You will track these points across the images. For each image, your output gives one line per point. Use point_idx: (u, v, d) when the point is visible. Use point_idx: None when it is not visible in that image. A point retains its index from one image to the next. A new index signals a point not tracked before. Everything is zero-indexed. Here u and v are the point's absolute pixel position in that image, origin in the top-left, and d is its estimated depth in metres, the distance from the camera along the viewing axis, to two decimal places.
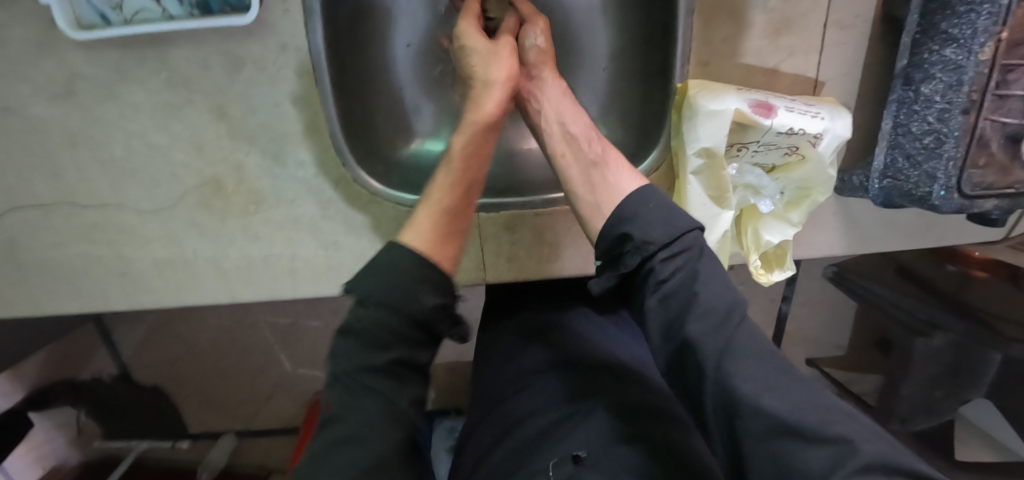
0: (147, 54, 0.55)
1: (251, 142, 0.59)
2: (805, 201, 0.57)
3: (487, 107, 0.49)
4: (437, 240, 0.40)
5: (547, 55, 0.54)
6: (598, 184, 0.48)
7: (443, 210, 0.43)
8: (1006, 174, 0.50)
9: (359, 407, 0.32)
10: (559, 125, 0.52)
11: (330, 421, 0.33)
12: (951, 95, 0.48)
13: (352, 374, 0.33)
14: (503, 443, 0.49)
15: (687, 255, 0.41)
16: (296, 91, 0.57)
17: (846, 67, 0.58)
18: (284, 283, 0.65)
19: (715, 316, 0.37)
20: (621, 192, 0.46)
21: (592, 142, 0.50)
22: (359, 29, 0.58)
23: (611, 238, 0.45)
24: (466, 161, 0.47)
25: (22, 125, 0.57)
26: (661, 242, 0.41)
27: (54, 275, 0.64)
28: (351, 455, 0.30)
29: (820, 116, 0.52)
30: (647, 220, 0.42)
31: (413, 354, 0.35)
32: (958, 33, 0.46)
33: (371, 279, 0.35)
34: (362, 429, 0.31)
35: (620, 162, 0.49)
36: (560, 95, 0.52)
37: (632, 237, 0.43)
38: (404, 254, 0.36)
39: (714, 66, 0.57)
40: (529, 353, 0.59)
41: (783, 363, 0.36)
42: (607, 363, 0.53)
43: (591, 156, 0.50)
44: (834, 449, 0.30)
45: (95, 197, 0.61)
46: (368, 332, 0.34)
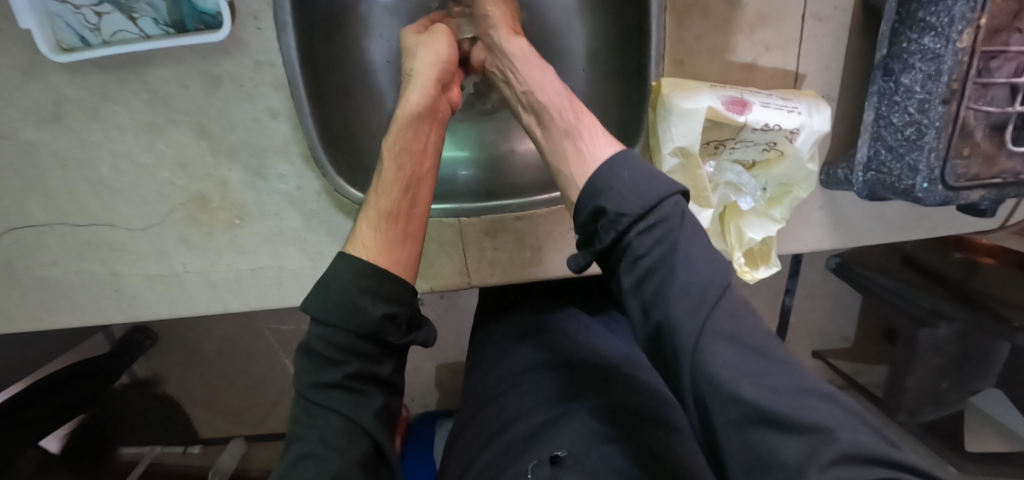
0: (128, 75, 0.56)
1: (232, 157, 0.60)
2: (787, 197, 0.57)
3: (413, 99, 0.49)
4: (381, 249, 0.42)
5: (504, 23, 0.51)
6: (573, 156, 0.44)
7: (383, 216, 0.45)
8: (992, 163, 0.48)
9: (317, 424, 0.37)
10: (527, 97, 0.49)
11: (294, 434, 0.38)
12: (930, 85, 0.47)
13: (308, 391, 0.38)
14: (489, 446, 0.50)
15: (666, 224, 0.37)
16: (275, 105, 0.58)
17: (826, 60, 0.57)
18: (272, 293, 0.66)
19: (694, 294, 0.34)
20: (594, 161, 0.42)
21: (563, 110, 0.46)
22: (333, 41, 0.58)
23: (583, 215, 0.41)
24: (400, 156, 0.47)
25: (12, 148, 0.58)
26: (638, 213, 0.37)
27: (51, 293, 0.65)
28: (312, 468, 0.35)
29: (797, 111, 0.51)
30: (621, 191, 0.38)
31: (369, 366, 0.39)
32: (936, 21, 0.45)
33: (316, 295, 0.39)
34: (318, 446, 0.36)
35: (594, 129, 0.44)
36: (523, 64, 0.49)
37: (605, 211, 0.38)
38: (347, 270, 0.39)
39: (689, 63, 0.56)
40: (519, 353, 0.58)
41: (762, 345, 0.33)
42: (591, 362, 0.53)
43: (562, 124, 0.45)
44: (807, 439, 0.29)
45: (86, 216, 0.62)
46: (325, 348, 0.38)
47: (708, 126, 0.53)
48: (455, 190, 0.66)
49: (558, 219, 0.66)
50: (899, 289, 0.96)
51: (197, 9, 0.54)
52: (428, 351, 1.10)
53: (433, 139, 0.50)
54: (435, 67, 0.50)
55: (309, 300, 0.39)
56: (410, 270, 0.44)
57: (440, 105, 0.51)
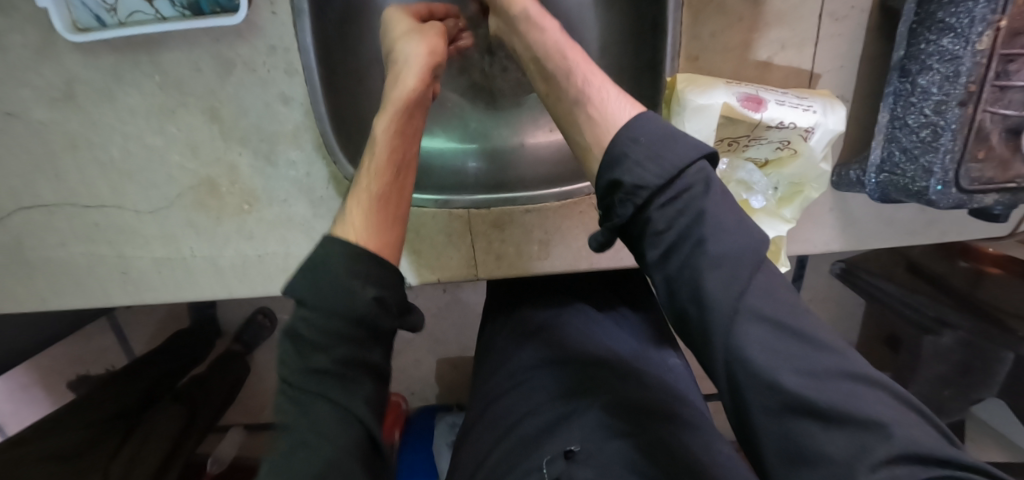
0: (141, 57, 0.56)
1: (243, 142, 0.60)
2: (798, 196, 0.57)
3: (409, 83, 0.46)
4: (373, 231, 0.40)
5: None
6: (589, 123, 0.42)
7: (375, 198, 0.42)
8: (1007, 168, 0.48)
9: (309, 414, 0.34)
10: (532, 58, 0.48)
11: (282, 427, 0.35)
12: (947, 87, 0.46)
13: (298, 379, 0.35)
14: (498, 442, 0.50)
15: (688, 194, 0.36)
16: (288, 92, 0.58)
17: (841, 60, 0.57)
18: (278, 280, 0.66)
19: (729, 267, 0.33)
20: (613, 124, 0.40)
21: (572, 72, 0.44)
22: (350, 30, 0.58)
23: (602, 188, 0.40)
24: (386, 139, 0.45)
25: (24, 128, 0.58)
26: (656, 185, 0.36)
27: (56, 273, 0.65)
28: (305, 460, 0.32)
29: (812, 109, 0.51)
30: (638, 161, 0.37)
31: (361, 353, 0.36)
32: (955, 23, 0.45)
33: (306, 279, 0.36)
34: (309, 436, 0.33)
35: (609, 89, 0.42)
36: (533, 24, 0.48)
37: (624, 184, 0.37)
38: (342, 255, 0.36)
39: (704, 60, 0.56)
40: (527, 349, 0.58)
41: (806, 329, 0.32)
42: (600, 357, 0.53)
43: (573, 90, 0.44)
44: (858, 433, 0.28)
45: (96, 197, 0.62)
46: (313, 333, 0.35)
47: (723, 122, 0.52)
48: (462, 182, 0.66)
49: (565, 214, 0.66)
50: (907, 297, 0.94)
51: None
52: (430, 345, 1.10)
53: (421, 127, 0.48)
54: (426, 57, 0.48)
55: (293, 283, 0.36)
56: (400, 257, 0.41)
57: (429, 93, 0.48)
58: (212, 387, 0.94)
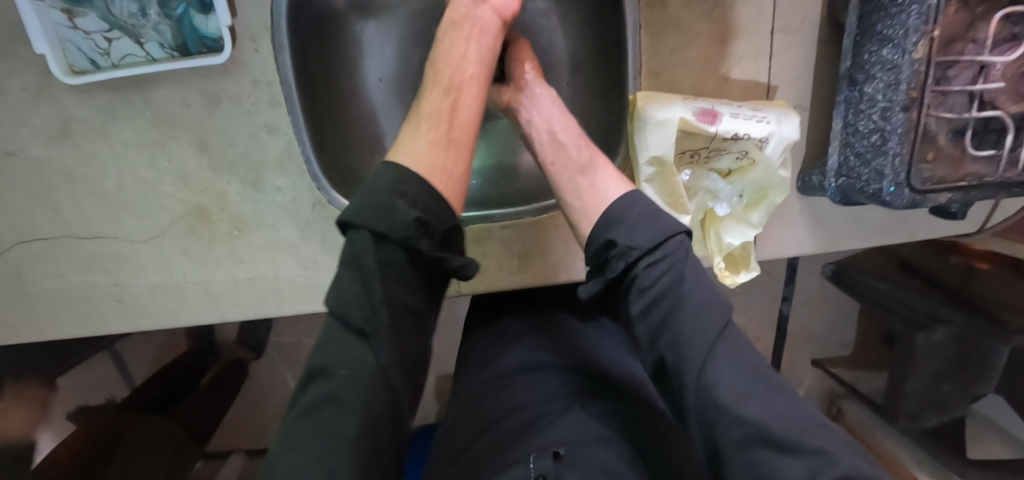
0: (133, 95, 0.60)
1: (231, 171, 0.63)
2: (764, 201, 0.58)
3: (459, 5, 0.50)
4: (423, 149, 0.40)
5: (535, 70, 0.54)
6: (586, 191, 0.47)
7: (430, 120, 0.43)
8: (958, 166, 0.51)
9: (347, 365, 0.34)
10: (548, 133, 0.50)
11: (320, 367, 0.35)
12: (891, 94, 0.49)
13: (347, 314, 0.35)
14: (480, 439, 0.49)
15: (672, 258, 0.39)
16: (272, 122, 0.61)
17: (796, 71, 0.59)
18: (269, 302, 0.68)
19: (700, 317, 0.36)
20: (608, 198, 0.45)
21: (580, 148, 0.49)
22: (329, 61, 0.62)
23: (595, 246, 0.43)
24: (448, 67, 0.46)
25: (23, 165, 0.62)
26: (647, 247, 0.39)
27: (56, 304, 0.68)
28: (335, 410, 0.33)
29: (766, 120, 0.54)
30: (631, 225, 0.41)
31: (409, 297, 0.37)
32: (892, 34, 0.48)
33: (356, 205, 0.36)
34: (347, 388, 0.33)
35: (608, 169, 0.48)
36: (545, 100, 0.52)
37: (616, 243, 0.41)
38: (386, 177, 0.37)
39: (665, 76, 0.59)
40: (517, 351, 0.59)
41: (765, 374, 0.35)
42: (586, 367, 0.54)
43: (577, 162, 0.48)
44: (810, 460, 0.30)
45: (92, 229, 0.65)
46: (370, 261, 0.35)
47: (682, 136, 0.55)
48: None
49: (545, 227, 0.69)
50: (896, 295, 0.93)
51: (200, 33, 0.58)
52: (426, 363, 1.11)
53: (476, 46, 0.48)
54: None
55: (342, 216, 0.36)
56: (445, 184, 0.40)
57: (481, 13, 0.50)
58: (207, 408, 1.02)
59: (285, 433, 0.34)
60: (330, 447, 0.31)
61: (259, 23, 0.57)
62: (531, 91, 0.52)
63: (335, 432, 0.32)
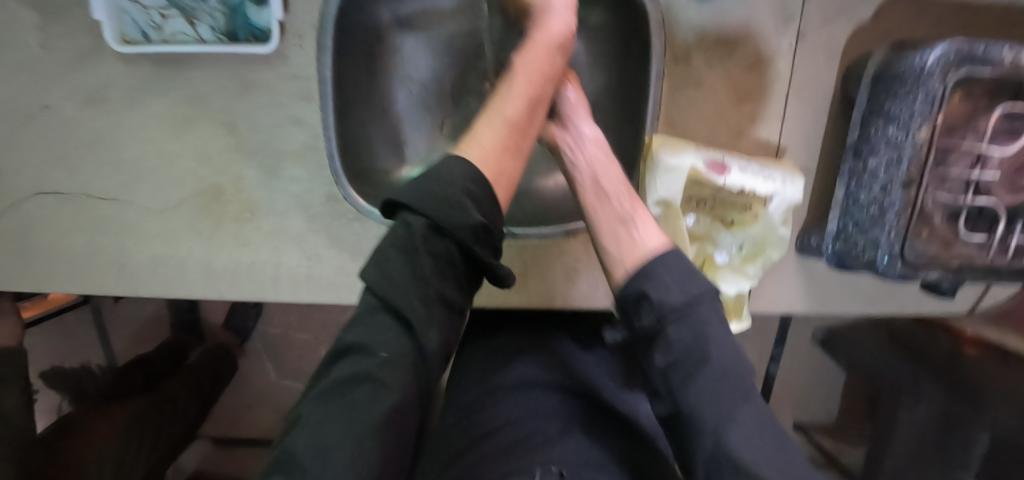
0: (174, 71, 0.62)
1: (254, 156, 0.65)
2: (760, 256, 0.60)
3: (556, 24, 0.49)
4: (496, 154, 0.42)
5: (583, 110, 0.54)
6: (624, 241, 0.45)
7: (508, 124, 0.44)
8: (948, 247, 0.53)
9: (385, 347, 0.34)
10: (591, 178, 0.51)
11: (355, 345, 0.35)
12: (892, 170, 0.51)
13: (386, 294, 0.35)
14: (469, 452, 0.48)
15: (698, 315, 0.38)
16: (301, 115, 0.63)
17: (807, 136, 0.62)
18: (266, 287, 0.69)
19: (723, 378, 0.36)
20: (646, 252, 0.43)
21: (622, 198, 0.48)
22: (366, 64, 0.64)
23: (626, 295, 0.41)
24: (534, 76, 0.47)
25: (55, 121, 0.64)
26: (677, 304, 0.38)
27: (57, 261, 0.68)
28: (369, 393, 0.32)
29: (772, 179, 0.56)
30: (666, 280, 0.39)
31: (450, 291, 0.38)
32: (898, 114, 0.50)
33: (412, 187, 0.38)
34: (381, 369, 0.33)
35: (649, 221, 0.46)
36: (592, 146, 0.52)
37: (649, 298, 0.39)
38: (458, 176, 0.38)
39: (680, 125, 0.61)
40: (518, 366, 0.57)
41: (782, 443, 0.36)
42: (586, 387, 0.56)
43: (619, 211, 0.47)
44: None
45: (108, 191, 0.66)
46: (421, 246, 0.36)
47: (691, 182, 0.57)
48: None
49: (546, 251, 0.70)
50: (883, 368, 0.96)
51: (250, 23, 0.61)
52: None
53: (560, 64, 0.49)
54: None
55: (404, 199, 0.38)
56: (505, 190, 0.43)
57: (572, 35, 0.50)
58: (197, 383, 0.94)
59: (311, 404, 0.33)
60: (360, 424, 0.31)
61: (306, 21, 0.60)
62: (580, 132, 0.53)
63: (365, 410, 0.32)
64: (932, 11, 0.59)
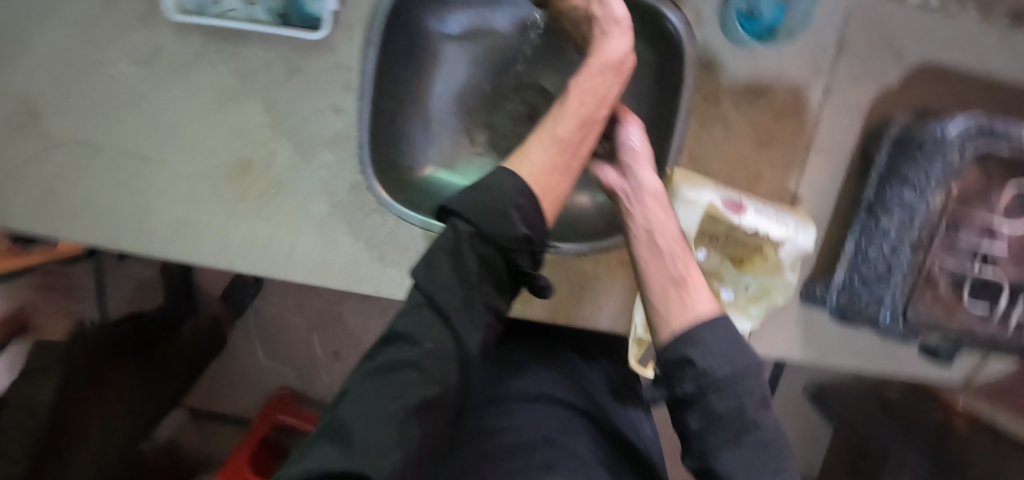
0: (224, 45, 0.64)
1: (287, 136, 0.67)
2: (765, 299, 0.61)
3: (613, 53, 0.48)
4: (544, 169, 0.42)
5: (646, 157, 0.51)
6: (672, 303, 0.40)
7: (557, 141, 0.44)
8: (950, 313, 0.54)
9: (429, 339, 0.36)
10: (646, 231, 0.45)
11: (402, 335, 0.37)
12: (903, 232, 0.52)
13: (435, 291, 0.37)
14: (472, 449, 0.49)
15: (743, 389, 0.36)
16: (338, 103, 0.66)
17: (823, 189, 0.64)
18: (278, 265, 0.69)
19: (757, 451, 0.35)
20: (693, 318, 0.38)
21: (677, 257, 0.42)
22: (408, 64, 0.67)
23: (665, 359, 0.38)
24: (588, 97, 0.46)
25: (103, 76, 0.66)
26: (722, 377, 0.35)
27: (79, 211, 0.70)
28: (410, 376, 0.35)
29: (785, 224, 0.57)
30: (712, 351, 0.36)
31: (492, 296, 0.39)
32: (914, 179, 0.52)
33: (463, 196, 0.39)
34: (425, 359, 0.35)
35: (702, 285, 0.41)
36: (651, 196, 0.47)
37: (693, 365, 0.36)
38: (510, 184, 0.39)
39: (702, 162, 0.63)
40: (528, 375, 0.60)
41: None
42: (591, 412, 0.58)
43: (672, 271, 0.42)
44: None
45: (141, 150, 0.68)
46: (468, 255, 0.37)
47: (707, 218, 0.58)
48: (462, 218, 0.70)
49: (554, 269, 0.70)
50: (871, 429, 0.98)
51: (304, 10, 0.63)
52: None
53: (614, 91, 0.49)
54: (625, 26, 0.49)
55: (454, 209, 0.39)
56: (551, 207, 0.43)
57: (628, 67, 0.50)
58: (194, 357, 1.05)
59: (360, 381, 0.36)
60: (403, 405, 0.33)
61: (357, 17, 0.63)
62: (639, 180, 0.49)
63: (409, 394, 0.34)
64: (954, 87, 0.61)
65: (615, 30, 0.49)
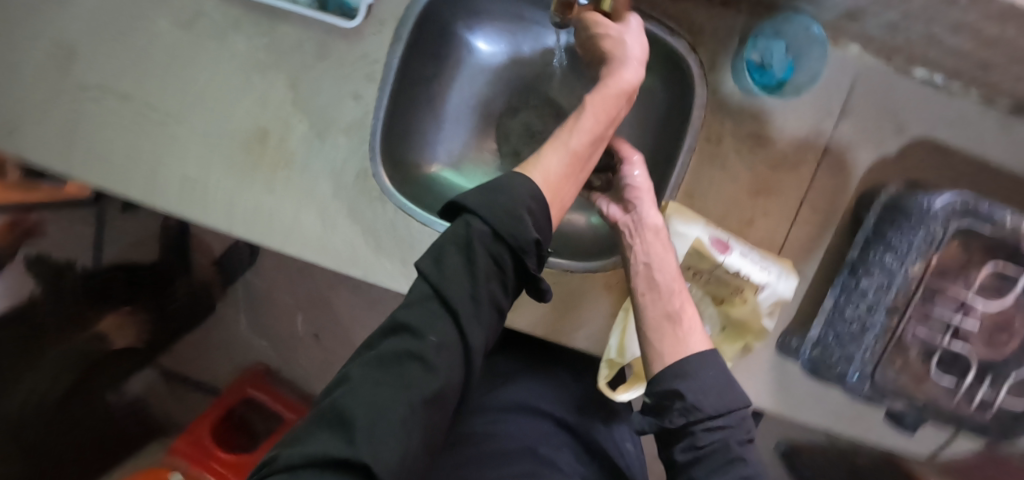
0: (262, 20, 0.68)
1: (305, 114, 0.69)
2: (740, 340, 0.63)
3: (628, 77, 0.50)
4: (557, 180, 0.47)
5: (649, 192, 0.55)
6: (668, 337, 0.49)
7: (572, 156, 0.48)
8: (918, 382, 0.57)
9: (434, 332, 0.38)
10: (645, 265, 0.51)
11: (406, 325, 0.38)
12: (880, 294, 0.55)
13: (443, 287, 0.39)
14: (469, 447, 0.60)
15: (729, 429, 0.45)
16: (358, 90, 0.68)
17: (812, 245, 0.65)
18: (275, 238, 0.69)
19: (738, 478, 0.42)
20: (686, 351, 0.48)
21: (674, 294, 0.50)
22: (432, 66, 0.70)
23: (660, 391, 0.47)
24: (602, 116, 0.49)
25: (144, 31, 0.70)
26: (710, 414, 0.44)
27: (92, 154, 0.71)
28: (420, 370, 0.36)
29: (768, 270, 0.59)
30: (702, 387, 0.45)
31: (501, 296, 0.41)
32: (896, 244, 0.53)
33: (481, 195, 0.42)
34: (432, 351, 0.37)
35: (693, 321, 0.50)
36: (652, 233, 0.52)
37: (685, 400, 0.45)
38: (523, 188, 0.43)
39: (698, 200, 0.65)
40: (517, 388, 0.70)
41: None
42: (574, 424, 0.67)
43: (669, 306, 0.50)
44: None
45: (165, 105, 0.70)
46: (478, 250, 0.39)
47: (693, 254, 0.59)
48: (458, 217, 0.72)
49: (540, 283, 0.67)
50: None
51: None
52: None
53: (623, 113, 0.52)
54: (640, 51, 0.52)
55: (468, 200, 0.42)
56: (557, 214, 0.48)
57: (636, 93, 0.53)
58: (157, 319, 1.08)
59: (362, 369, 0.36)
60: (409, 396, 0.35)
61: (391, 13, 0.66)
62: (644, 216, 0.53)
63: (413, 386, 0.35)
64: (949, 165, 0.64)
65: (631, 54, 0.51)
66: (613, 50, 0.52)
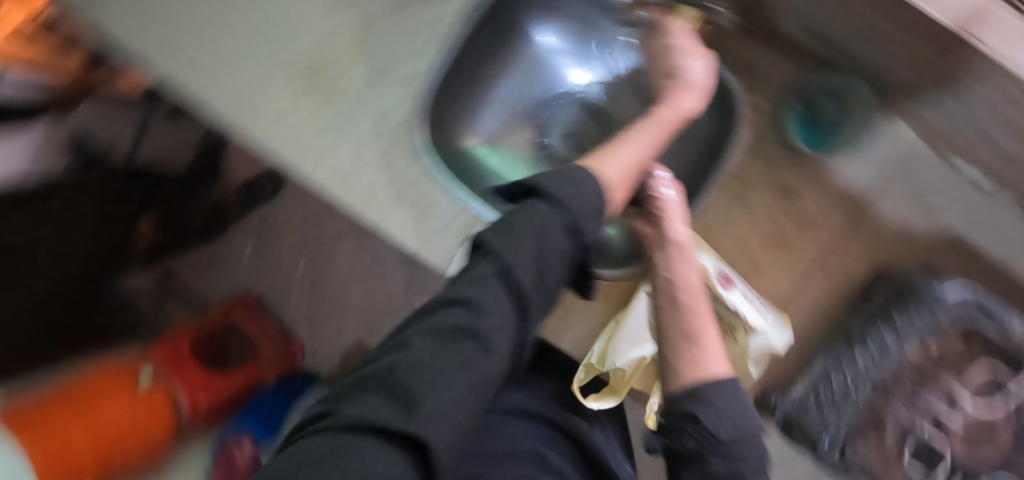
0: None
1: (368, 57, 0.71)
2: None
3: (684, 104, 0.56)
4: (620, 180, 0.46)
5: (682, 213, 0.53)
6: (686, 356, 0.39)
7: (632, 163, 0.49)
8: (886, 463, 0.58)
9: (496, 315, 0.34)
10: (670, 280, 0.47)
11: (457, 301, 0.35)
12: (873, 369, 0.58)
13: (500, 272, 0.35)
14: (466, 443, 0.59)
15: (747, 459, 0.33)
16: (423, 50, 0.71)
17: (815, 307, 0.64)
18: (305, 163, 0.67)
19: None
20: (707, 375, 0.37)
21: (699, 315, 0.42)
22: (495, 44, 0.72)
23: (672, 407, 0.36)
24: (660, 137, 0.53)
25: None
26: (723, 438, 0.33)
27: (148, 31, 0.70)
28: (474, 349, 0.33)
29: (764, 317, 0.59)
30: (717, 407, 0.34)
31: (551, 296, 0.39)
32: (899, 325, 0.58)
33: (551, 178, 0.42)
34: (485, 332, 0.33)
35: (717, 344, 0.40)
36: (679, 252, 0.50)
37: (695, 419, 0.34)
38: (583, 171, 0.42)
39: (714, 235, 0.65)
40: (520, 391, 0.69)
41: None
42: (572, 428, 0.67)
43: (693, 326, 0.41)
44: None
45: (236, 10, 0.71)
46: (544, 236, 0.36)
47: None
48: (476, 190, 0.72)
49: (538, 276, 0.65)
50: None
51: None
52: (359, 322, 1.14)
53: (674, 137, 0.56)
54: (703, 89, 0.57)
55: (539, 185, 0.39)
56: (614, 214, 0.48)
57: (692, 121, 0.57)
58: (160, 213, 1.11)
59: (415, 340, 0.33)
60: (467, 377, 0.31)
61: None
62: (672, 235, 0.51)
63: (470, 367, 0.32)
64: (976, 270, 0.62)
65: (692, 87, 0.56)
66: (680, 81, 0.57)
